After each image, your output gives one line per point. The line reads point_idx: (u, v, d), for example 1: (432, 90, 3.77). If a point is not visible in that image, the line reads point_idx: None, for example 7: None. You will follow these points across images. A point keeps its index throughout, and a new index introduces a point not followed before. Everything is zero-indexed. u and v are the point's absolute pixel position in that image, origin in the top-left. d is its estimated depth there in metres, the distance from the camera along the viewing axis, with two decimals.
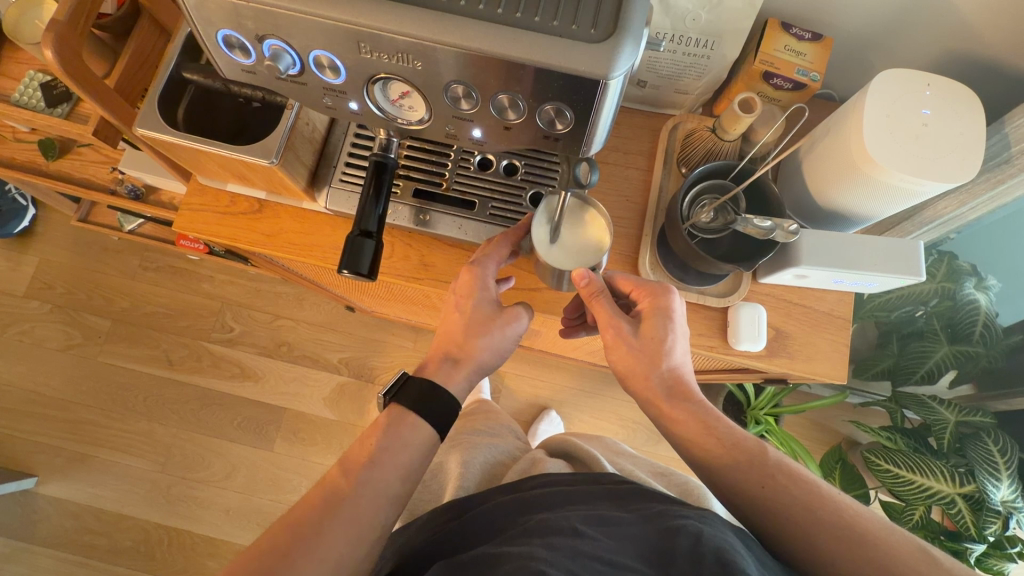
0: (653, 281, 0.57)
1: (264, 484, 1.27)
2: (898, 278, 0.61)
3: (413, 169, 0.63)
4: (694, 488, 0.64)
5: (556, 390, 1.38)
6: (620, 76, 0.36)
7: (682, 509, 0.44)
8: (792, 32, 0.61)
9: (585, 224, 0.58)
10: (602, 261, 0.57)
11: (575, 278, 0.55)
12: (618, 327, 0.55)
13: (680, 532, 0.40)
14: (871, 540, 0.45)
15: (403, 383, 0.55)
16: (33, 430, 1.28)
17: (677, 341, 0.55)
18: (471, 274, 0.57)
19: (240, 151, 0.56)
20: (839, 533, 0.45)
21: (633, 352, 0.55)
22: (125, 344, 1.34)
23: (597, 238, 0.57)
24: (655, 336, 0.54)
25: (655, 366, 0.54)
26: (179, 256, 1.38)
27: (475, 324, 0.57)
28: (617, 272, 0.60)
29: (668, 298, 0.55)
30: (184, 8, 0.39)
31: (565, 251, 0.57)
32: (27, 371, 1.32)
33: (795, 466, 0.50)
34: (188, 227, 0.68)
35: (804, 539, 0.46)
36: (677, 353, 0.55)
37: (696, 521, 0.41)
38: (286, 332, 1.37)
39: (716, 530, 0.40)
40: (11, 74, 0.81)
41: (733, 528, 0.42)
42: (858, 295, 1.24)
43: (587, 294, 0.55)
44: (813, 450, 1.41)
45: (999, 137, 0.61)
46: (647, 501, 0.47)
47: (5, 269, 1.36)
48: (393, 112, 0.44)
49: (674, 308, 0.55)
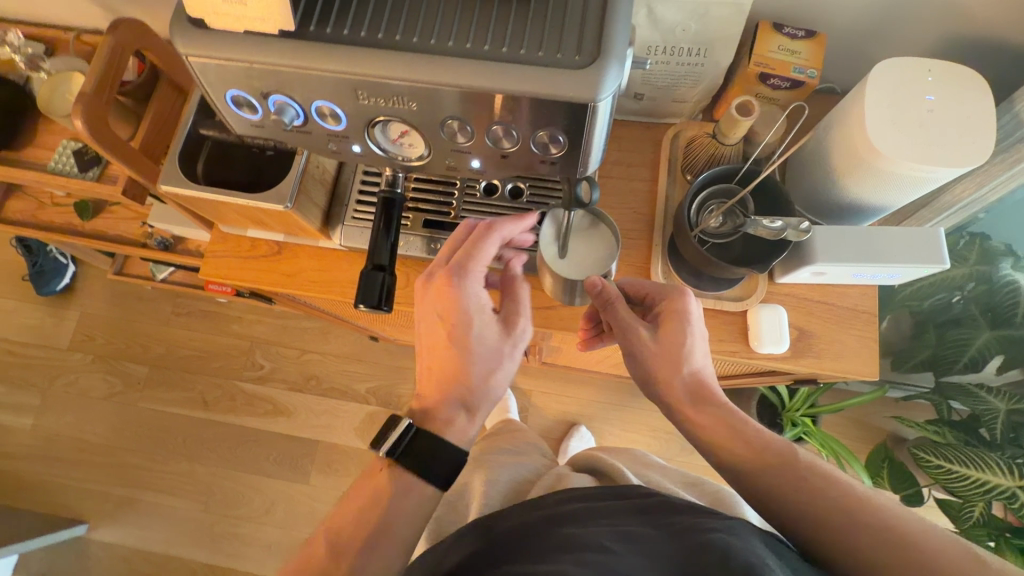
0: (668, 285, 0.56)
1: (303, 518, 1.29)
2: (921, 267, 0.59)
3: (422, 201, 0.65)
4: (726, 496, 0.63)
5: (584, 405, 1.36)
6: (608, 97, 0.37)
7: (709, 520, 0.43)
8: (784, 33, 0.61)
9: (591, 235, 0.60)
10: (612, 270, 0.59)
11: (587, 287, 0.55)
12: (635, 333, 0.54)
13: (709, 546, 0.40)
14: (915, 541, 0.43)
15: (413, 437, 0.52)
16: (82, 477, 1.33)
17: (697, 345, 0.54)
18: (463, 303, 0.54)
19: (257, 200, 0.59)
20: (880, 534, 0.43)
21: (652, 357, 0.54)
22: (164, 389, 1.39)
23: (604, 249, 0.60)
24: (673, 339, 0.54)
25: (676, 371, 0.54)
26: (209, 299, 1.44)
27: (481, 360, 0.54)
28: (630, 277, 0.59)
29: (684, 300, 0.54)
30: (194, 74, 0.42)
31: (575, 263, 0.59)
32: (75, 421, 1.37)
33: (828, 468, 0.48)
34: (213, 274, 0.71)
35: (840, 542, 0.44)
36: (698, 357, 0.54)
37: (724, 533, 0.41)
38: (314, 365, 1.40)
39: (744, 541, 0.40)
40: (45, 144, 0.86)
41: (762, 536, 0.42)
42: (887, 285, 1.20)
43: (601, 304, 0.55)
44: (856, 449, 1.36)
45: (1011, 116, 0.59)
46: (673, 513, 0.46)
47: (50, 324, 1.44)
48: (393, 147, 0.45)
49: (692, 311, 0.54)
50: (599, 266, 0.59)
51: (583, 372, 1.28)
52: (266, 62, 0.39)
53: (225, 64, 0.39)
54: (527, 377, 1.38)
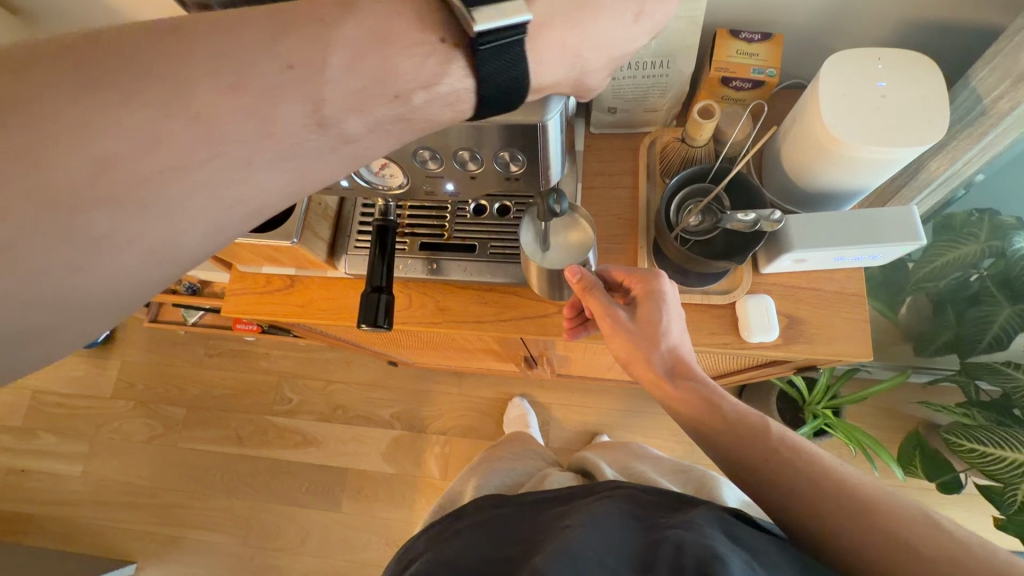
0: (644, 268, 0.62)
1: (338, 545, 1.33)
2: (898, 246, 0.60)
3: (418, 226, 0.70)
4: (709, 480, 0.67)
5: (604, 415, 1.37)
6: (556, 116, 0.41)
7: (671, 521, 0.47)
8: (741, 37, 0.64)
9: (566, 230, 0.61)
10: (590, 257, 0.61)
11: (568, 275, 0.59)
12: (616, 316, 0.60)
13: (665, 541, 0.44)
14: (871, 507, 0.48)
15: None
16: (128, 518, 1.41)
17: (672, 323, 0.60)
18: None
19: (265, 238, 0.64)
20: (843, 503, 0.49)
21: (632, 337, 0.60)
22: (200, 428, 1.46)
23: (581, 239, 0.61)
24: (650, 319, 0.60)
25: (655, 348, 0.60)
26: (238, 338, 1.52)
27: None
28: (609, 264, 0.65)
29: (659, 282, 0.60)
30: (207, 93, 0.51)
31: (558, 255, 0.60)
32: (121, 465, 1.45)
33: (797, 440, 0.55)
34: (235, 311, 0.77)
35: (808, 511, 0.50)
36: (674, 333, 0.60)
37: (681, 529, 0.45)
38: (340, 395, 1.45)
39: (698, 536, 0.43)
40: None
41: (720, 523, 0.46)
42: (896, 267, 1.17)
43: (581, 288, 0.59)
44: (886, 439, 1.33)
45: (968, 92, 0.61)
46: (646, 516, 0.50)
47: (94, 374, 1.53)
48: (475, 10, 0.32)
49: (665, 290, 0.60)
50: (581, 254, 0.60)
51: (598, 380, 1.29)
52: None
53: None
54: (546, 391, 1.40)
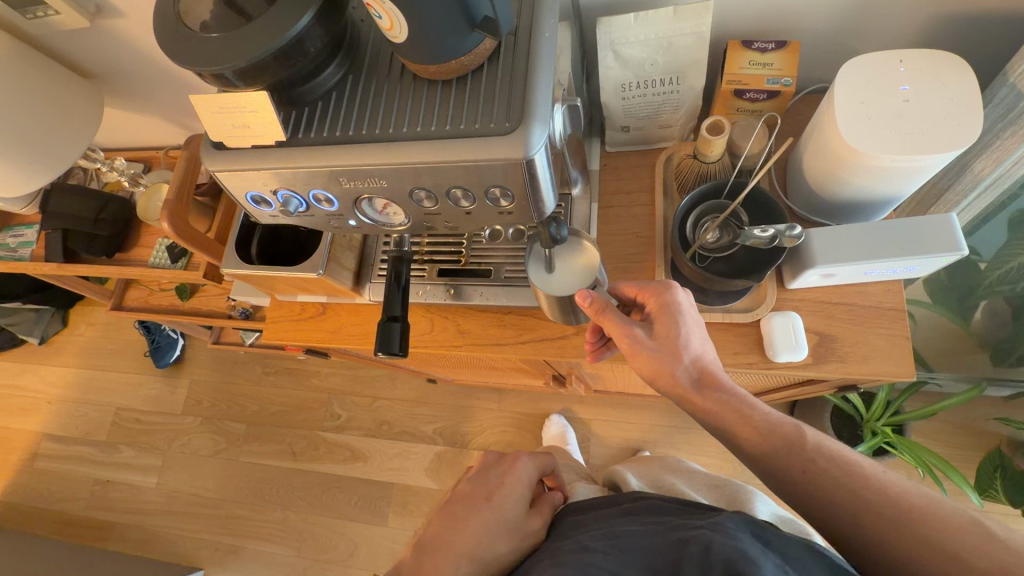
0: (656, 281, 0.60)
1: (384, 557, 1.37)
2: (934, 258, 0.56)
3: (437, 254, 0.73)
4: (743, 494, 0.64)
5: (647, 431, 1.34)
6: (540, 149, 0.42)
7: (699, 521, 0.46)
8: (754, 47, 0.62)
9: (573, 253, 0.61)
10: (599, 277, 0.60)
11: (579, 300, 0.58)
12: (633, 334, 0.58)
13: (691, 543, 0.43)
14: (917, 515, 0.46)
15: None
16: (195, 527, 1.51)
17: (692, 333, 0.58)
18: None
19: (294, 271, 0.69)
20: (885, 511, 0.46)
21: (652, 353, 0.58)
22: (258, 443, 1.56)
23: (588, 259, 0.60)
24: (668, 332, 0.58)
25: (677, 361, 0.57)
26: (291, 358, 1.61)
27: None
28: (620, 280, 0.64)
29: (672, 294, 0.59)
30: (272, 161, 0.46)
31: (565, 275, 0.60)
32: (192, 477, 1.56)
33: (837, 448, 0.52)
34: (272, 337, 0.82)
35: (849, 518, 0.48)
36: (695, 344, 0.58)
37: (708, 530, 0.43)
38: (385, 411, 1.51)
39: (726, 537, 0.42)
40: (146, 243, 1.08)
41: (749, 526, 0.44)
42: (975, 267, 1.02)
43: (594, 311, 0.58)
44: (964, 459, 1.21)
45: (1008, 88, 0.56)
46: (672, 518, 0.49)
47: (167, 392, 1.68)
48: None
49: (680, 302, 0.58)
50: (588, 277, 0.60)
51: (638, 397, 1.27)
52: (232, 167, 0.48)
53: (238, 175, 0.48)
54: (586, 407, 1.39)
